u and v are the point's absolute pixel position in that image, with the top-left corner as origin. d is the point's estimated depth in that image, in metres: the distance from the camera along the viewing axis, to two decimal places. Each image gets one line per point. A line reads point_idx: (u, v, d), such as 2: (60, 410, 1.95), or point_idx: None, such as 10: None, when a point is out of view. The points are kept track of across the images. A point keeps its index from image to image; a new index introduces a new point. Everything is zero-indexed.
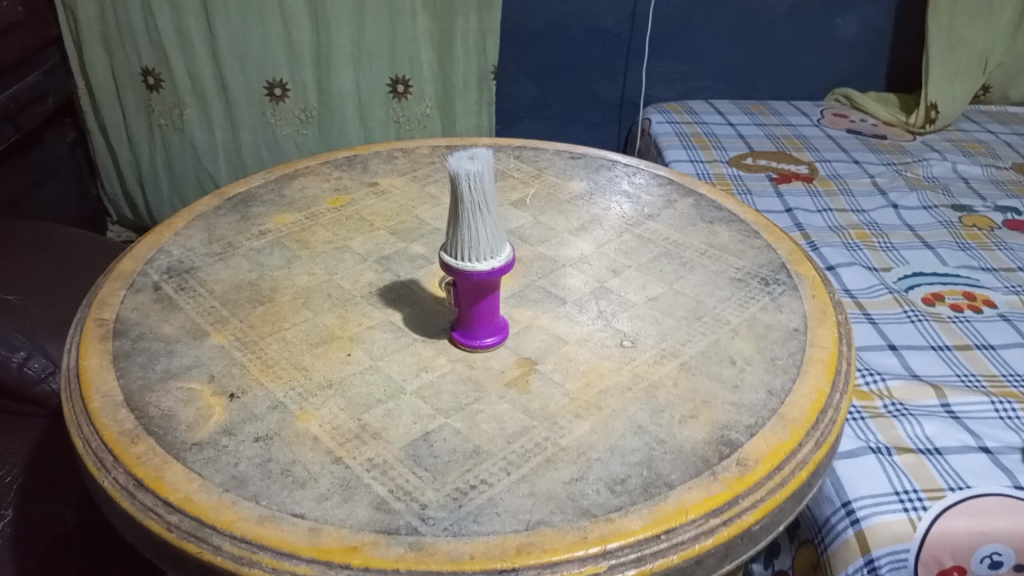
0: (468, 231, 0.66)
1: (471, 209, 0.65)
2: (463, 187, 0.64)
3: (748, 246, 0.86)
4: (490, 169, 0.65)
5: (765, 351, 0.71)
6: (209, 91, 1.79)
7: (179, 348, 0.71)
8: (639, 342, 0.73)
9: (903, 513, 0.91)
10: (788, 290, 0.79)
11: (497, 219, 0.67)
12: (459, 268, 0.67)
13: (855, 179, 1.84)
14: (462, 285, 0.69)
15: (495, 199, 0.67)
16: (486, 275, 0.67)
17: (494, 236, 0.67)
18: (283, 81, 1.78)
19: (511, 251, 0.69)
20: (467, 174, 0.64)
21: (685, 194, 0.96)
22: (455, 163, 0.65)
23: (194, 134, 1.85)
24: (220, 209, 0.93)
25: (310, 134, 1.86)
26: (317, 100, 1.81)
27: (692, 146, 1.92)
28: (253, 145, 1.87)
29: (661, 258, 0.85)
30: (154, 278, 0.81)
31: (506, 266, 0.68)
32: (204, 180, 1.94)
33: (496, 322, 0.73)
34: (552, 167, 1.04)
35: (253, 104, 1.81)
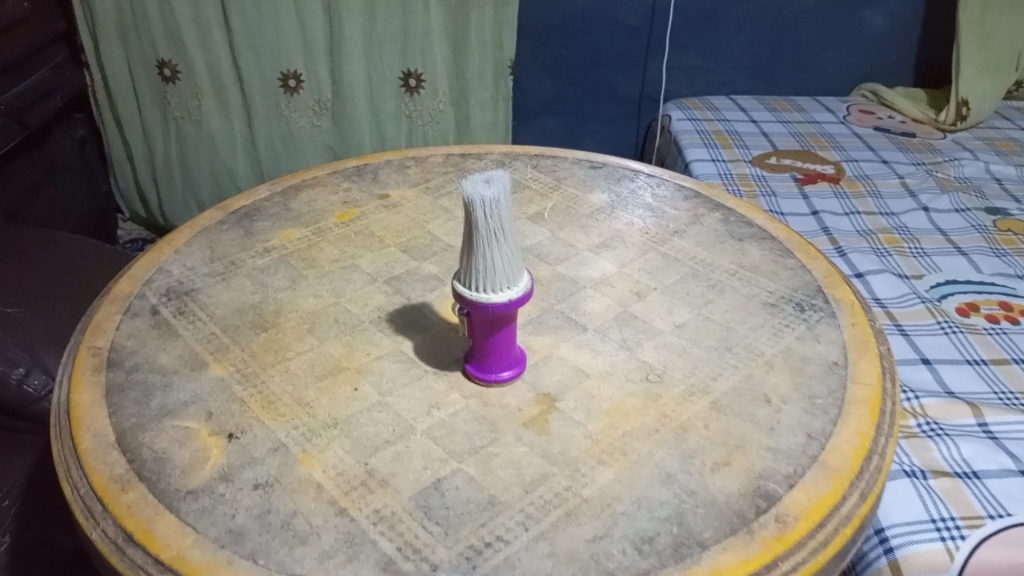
0: (484, 261, 0.61)
1: (486, 237, 0.60)
2: (478, 214, 0.59)
3: (781, 267, 0.81)
4: (507, 195, 0.61)
5: (803, 388, 0.66)
6: (226, 82, 1.76)
7: (176, 381, 0.67)
8: (666, 376, 0.68)
9: (940, 542, 0.85)
10: (825, 317, 0.74)
11: (515, 247, 0.62)
12: (472, 299, 0.62)
13: (883, 180, 1.78)
14: (476, 317, 0.64)
15: (513, 226, 0.62)
16: (502, 307, 0.62)
17: (512, 264, 0.62)
18: (298, 72, 1.74)
19: (529, 279, 0.64)
20: (483, 200, 0.59)
21: (713, 208, 0.91)
22: (469, 188, 0.60)
23: (210, 126, 1.82)
24: (223, 223, 0.88)
25: (324, 127, 1.82)
26: (332, 92, 1.77)
27: (714, 144, 1.86)
28: (268, 137, 1.83)
29: (687, 280, 0.80)
30: (152, 300, 0.76)
31: (523, 297, 0.63)
32: (219, 174, 1.90)
33: (514, 354, 0.68)
34: (571, 177, 0.99)
35: (267, 95, 1.77)
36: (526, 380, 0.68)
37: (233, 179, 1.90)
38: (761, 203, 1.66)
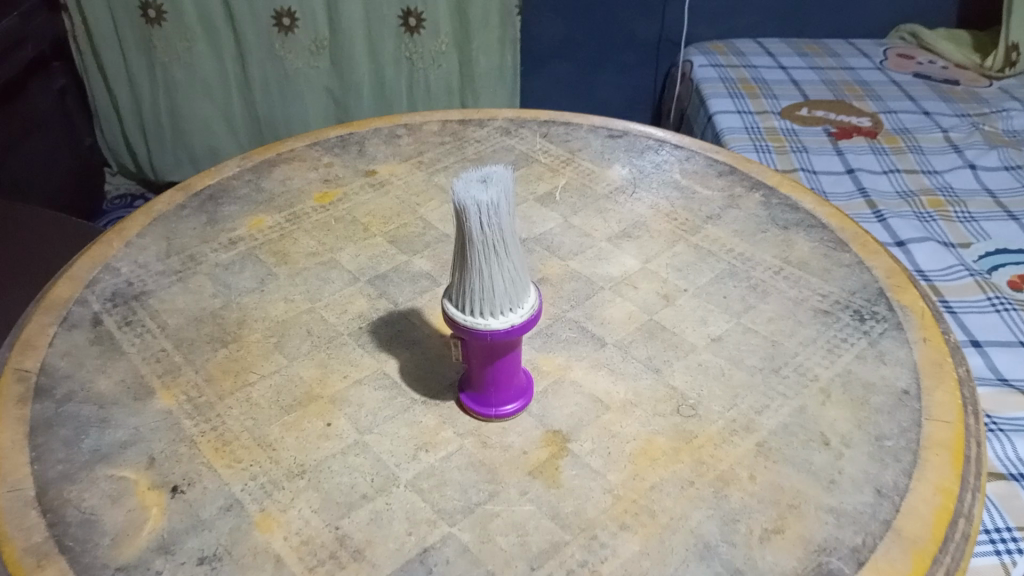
0: (480, 280, 0.49)
1: (483, 250, 0.48)
2: (473, 222, 0.48)
3: (834, 263, 0.69)
4: (508, 200, 0.49)
5: (867, 427, 0.55)
6: (217, 20, 1.65)
7: (113, 415, 0.56)
8: (702, 409, 0.56)
9: (994, 557, 0.72)
10: (890, 329, 0.62)
11: (519, 262, 0.50)
12: (463, 325, 0.51)
13: (925, 134, 1.62)
14: (472, 345, 0.53)
15: (516, 235, 0.50)
16: (503, 335, 0.51)
17: (516, 283, 0.50)
18: (292, 10, 1.61)
19: (537, 299, 0.53)
20: (479, 205, 0.48)
21: (752, 187, 0.78)
22: (461, 190, 0.49)
23: (201, 68, 1.71)
24: (184, 208, 0.77)
25: (322, 68, 1.70)
26: (329, 30, 1.64)
27: (740, 94, 1.71)
28: (263, 80, 1.72)
29: (724, 279, 0.68)
30: (94, 308, 0.65)
31: (530, 322, 0.52)
32: (212, 122, 1.80)
33: (520, 383, 0.57)
34: (587, 147, 0.86)
35: (260, 34, 1.64)
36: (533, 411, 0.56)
37: (229, 124, 1.81)
38: (792, 161, 1.52)
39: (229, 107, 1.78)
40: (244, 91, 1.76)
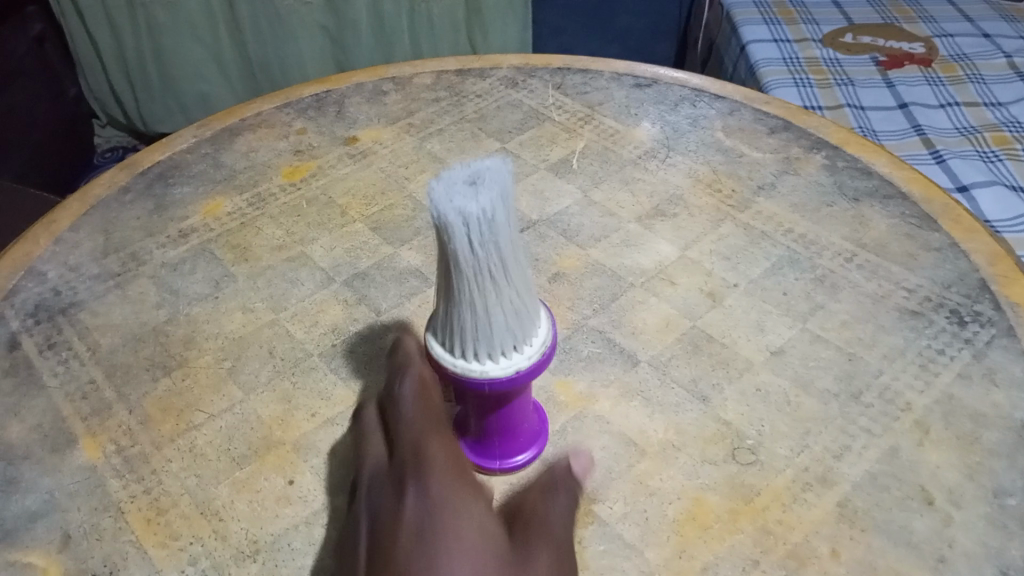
0: (472, 315, 0.37)
1: (474, 275, 0.36)
2: (458, 242, 0.35)
3: (920, 246, 0.55)
4: (505, 206, 0.36)
5: (981, 478, 0.42)
6: None
7: (24, 474, 0.45)
8: (764, 453, 0.44)
9: None
10: (999, 337, 0.49)
11: (524, 286, 0.38)
12: (449, 372, 0.38)
13: (986, 60, 1.43)
14: (469, 395, 0.40)
15: (518, 250, 0.37)
16: (506, 384, 0.38)
17: (520, 316, 0.38)
18: None
19: (551, 331, 0.40)
20: (465, 219, 0.34)
21: (812, 147, 0.65)
22: (437, 196, 0.35)
23: (185, 6, 1.57)
24: (128, 191, 0.64)
25: (315, 2, 1.54)
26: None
27: (776, 20, 1.53)
28: (252, 19, 1.57)
29: (783, 270, 0.55)
30: (12, 326, 0.54)
31: (543, 361, 0.39)
32: (202, 66, 1.66)
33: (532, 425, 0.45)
34: (608, 100, 0.72)
35: None
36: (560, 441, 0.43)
37: (220, 67, 1.67)
38: (837, 96, 1.35)
39: (218, 49, 1.64)
40: (232, 31, 1.62)
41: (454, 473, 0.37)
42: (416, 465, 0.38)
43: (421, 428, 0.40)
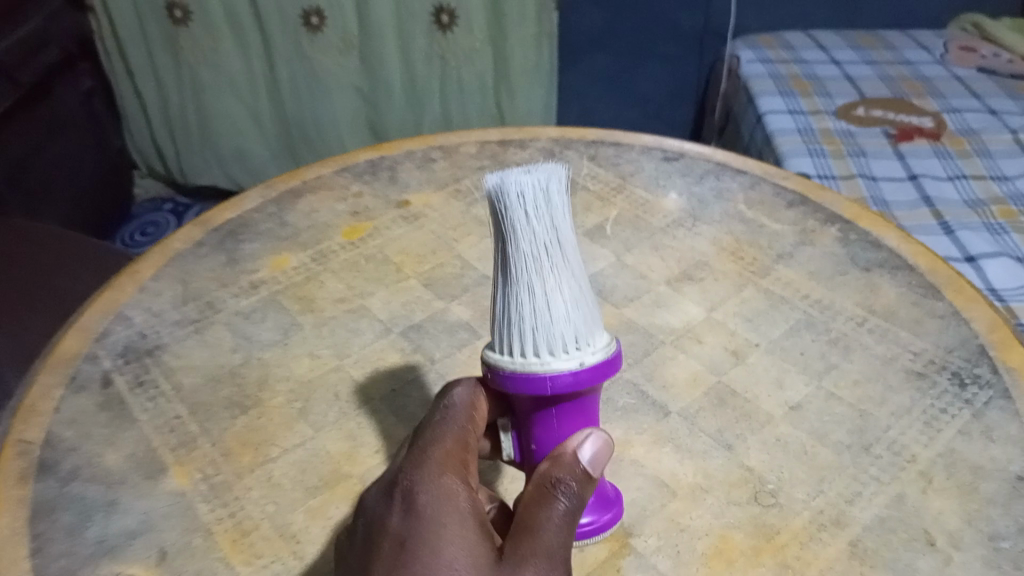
0: (531, 297, 0.40)
1: (532, 256, 0.40)
2: (513, 214, 0.39)
3: (926, 313, 0.61)
4: (555, 190, 0.40)
5: (978, 523, 0.47)
6: (243, 17, 1.61)
7: (122, 498, 0.51)
8: (783, 497, 0.49)
9: None
10: (996, 398, 0.54)
11: (577, 278, 0.41)
12: (511, 370, 0.39)
13: (992, 135, 1.50)
14: (532, 405, 0.41)
15: (570, 243, 0.41)
16: (567, 380, 0.39)
17: (577, 305, 0.40)
18: (320, 8, 1.56)
19: (611, 346, 0.41)
20: (524, 195, 0.39)
21: (827, 220, 0.71)
22: (496, 181, 0.40)
23: (229, 68, 1.68)
24: (202, 245, 0.71)
25: (350, 66, 1.64)
26: (358, 27, 1.59)
27: (790, 92, 1.61)
28: (291, 79, 1.68)
29: (800, 332, 0.60)
30: (104, 366, 0.60)
31: (609, 367, 0.40)
32: (241, 123, 1.76)
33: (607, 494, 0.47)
34: (638, 172, 0.79)
35: (288, 34, 1.61)
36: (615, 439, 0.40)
37: (258, 123, 1.77)
38: (850, 166, 1.42)
39: (257, 107, 1.75)
40: (272, 91, 1.73)
41: (439, 525, 0.36)
42: (412, 478, 0.39)
43: (432, 440, 0.41)
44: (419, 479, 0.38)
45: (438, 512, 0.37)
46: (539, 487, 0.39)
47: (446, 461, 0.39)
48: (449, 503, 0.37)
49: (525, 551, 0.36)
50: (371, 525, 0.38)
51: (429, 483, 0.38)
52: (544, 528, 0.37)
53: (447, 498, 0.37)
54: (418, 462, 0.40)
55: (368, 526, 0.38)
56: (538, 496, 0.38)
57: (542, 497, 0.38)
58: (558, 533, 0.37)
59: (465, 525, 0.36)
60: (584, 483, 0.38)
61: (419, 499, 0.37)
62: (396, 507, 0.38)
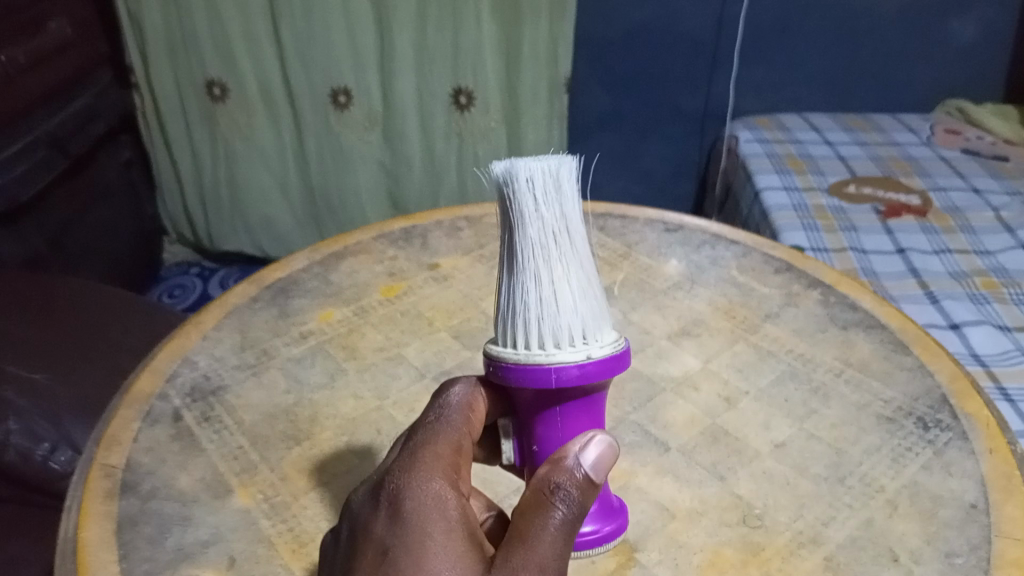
0: (543, 277, 0.48)
1: (542, 242, 0.48)
2: (525, 204, 0.47)
3: (896, 366, 0.69)
4: (558, 181, 0.48)
5: (936, 543, 0.54)
6: (277, 95, 1.74)
7: (194, 513, 0.58)
8: (768, 520, 0.57)
9: None
10: (955, 439, 0.62)
11: (578, 259, 0.49)
12: (524, 363, 0.46)
13: (976, 213, 1.60)
14: (536, 401, 0.47)
15: (571, 227, 0.49)
16: (571, 371, 0.45)
17: (582, 287, 0.49)
18: (348, 88, 1.69)
19: (614, 345, 0.48)
20: (533, 186, 0.47)
21: (810, 285, 0.80)
22: (508, 174, 0.47)
23: (262, 141, 1.81)
24: (257, 300, 0.80)
25: (374, 142, 1.77)
26: (383, 106, 1.72)
27: (786, 170, 1.72)
28: (318, 153, 1.80)
29: (785, 382, 0.69)
30: (174, 402, 0.68)
31: (612, 364, 0.47)
32: (270, 192, 1.88)
33: (613, 502, 0.53)
34: (643, 241, 0.89)
35: (317, 111, 1.73)
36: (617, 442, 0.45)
37: (285, 193, 1.89)
38: (842, 240, 1.52)
39: (285, 177, 1.86)
40: (299, 163, 1.85)
41: (423, 528, 0.41)
42: (398, 484, 0.43)
43: (419, 449, 0.46)
44: (406, 483, 0.43)
45: (420, 515, 0.42)
46: (537, 494, 0.42)
47: (432, 465, 0.44)
48: (432, 503, 0.42)
49: (517, 560, 0.40)
50: (359, 525, 0.43)
51: (415, 486, 0.43)
52: (544, 533, 0.41)
53: (431, 502, 0.42)
54: (406, 467, 0.44)
55: (355, 527, 0.43)
56: (537, 501, 0.42)
57: (541, 504, 0.42)
58: (557, 538, 0.41)
59: (449, 525, 0.41)
60: (578, 492, 0.42)
61: (404, 503, 0.42)
62: (383, 511, 0.43)
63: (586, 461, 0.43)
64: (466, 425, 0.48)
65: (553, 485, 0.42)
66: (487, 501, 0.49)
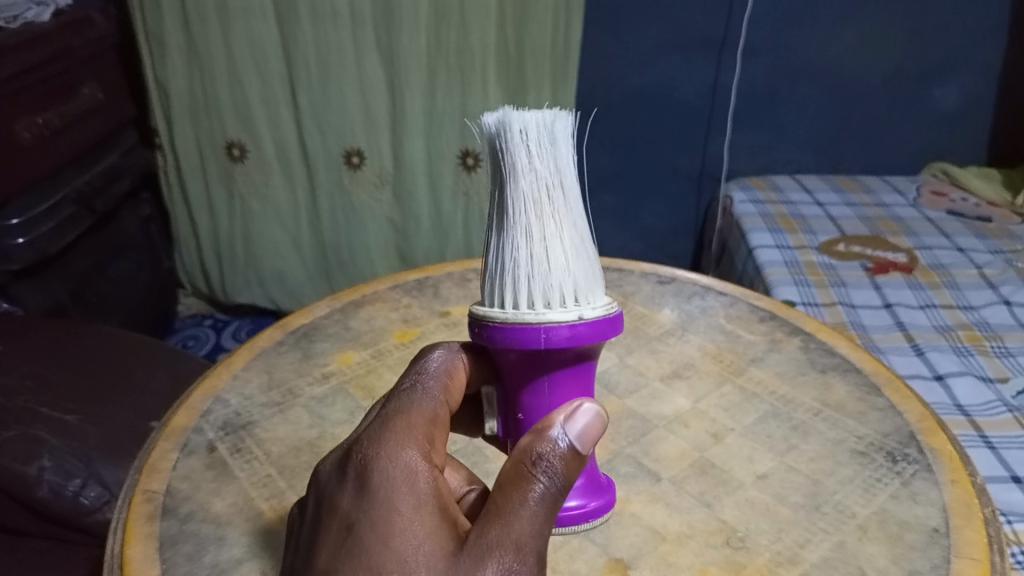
0: (533, 220, 0.56)
1: (532, 189, 0.56)
2: (518, 154, 0.56)
3: (870, 407, 0.76)
4: (547, 132, 0.57)
5: (902, 563, 0.59)
6: (293, 156, 1.84)
7: (229, 534, 0.64)
8: (750, 542, 0.62)
9: None
10: (921, 471, 0.68)
11: (567, 206, 0.58)
12: (522, 322, 0.52)
13: (960, 269, 1.67)
14: (524, 359, 0.54)
15: (563, 173, 0.58)
16: (559, 334, 0.52)
17: (570, 231, 0.57)
18: (360, 149, 1.79)
19: (603, 315, 0.54)
20: (526, 138, 0.56)
21: (791, 333, 0.87)
22: (502, 127, 0.56)
23: (277, 199, 1.90)
24: (282, 344, 0.87)
25: (385, 200, 1.86)
26: (393, 166, 1.81)
27: (778, 229, 1.80)
28: (330, 209, 1.89)
29: (768, 420, 0.75)
30: (208, 436, 0.74)
31: (598, 328, 0.53)
32: (284, 246, 1.96)
33: (601, 480, 0.63)
34: (638, 292, 0.96)
35: (331, 170, 1.83)
36: (599, 415, 0.49)
37: (298, 248, 1.97)
38: (832, 295, 1.59)
39: (298, 232, 1.95)
40: (312, 219, 1.93)
41: (389, 499, 0.45)
42: (365, 458, 0.48)
43: (389, 423, 0.50)
44: (373, 456, 0.47)
45: (387, 486, 0.46)
46: (519, 471, 0.46)
47: (400, 438, 0.48)
48: (400, 474, 0.46)
49: (493, 536, 0.44)
50: (328, 501, 0.47)
51: (382, 460, 0.47)
52: (525, 503, 0.45)
53: (397, 472, 0.46)
54: (374, 442, 0.48)
55: (324, 500, 0.48)
56: (519, 471, 0.46)
57: (523, 474, 0.46)
58: (538, 506, 0.45)
59: (414, 494, 0.45)
60: (558, 470, 0.46)
61: (372, 476, 0.46)
62: (350, 485, 0.47)
63: (569, 432, 0.47)
64: (440, 401, 0.53)
65: (535, 456, 0.46)
66: (467, 476, 0.55)
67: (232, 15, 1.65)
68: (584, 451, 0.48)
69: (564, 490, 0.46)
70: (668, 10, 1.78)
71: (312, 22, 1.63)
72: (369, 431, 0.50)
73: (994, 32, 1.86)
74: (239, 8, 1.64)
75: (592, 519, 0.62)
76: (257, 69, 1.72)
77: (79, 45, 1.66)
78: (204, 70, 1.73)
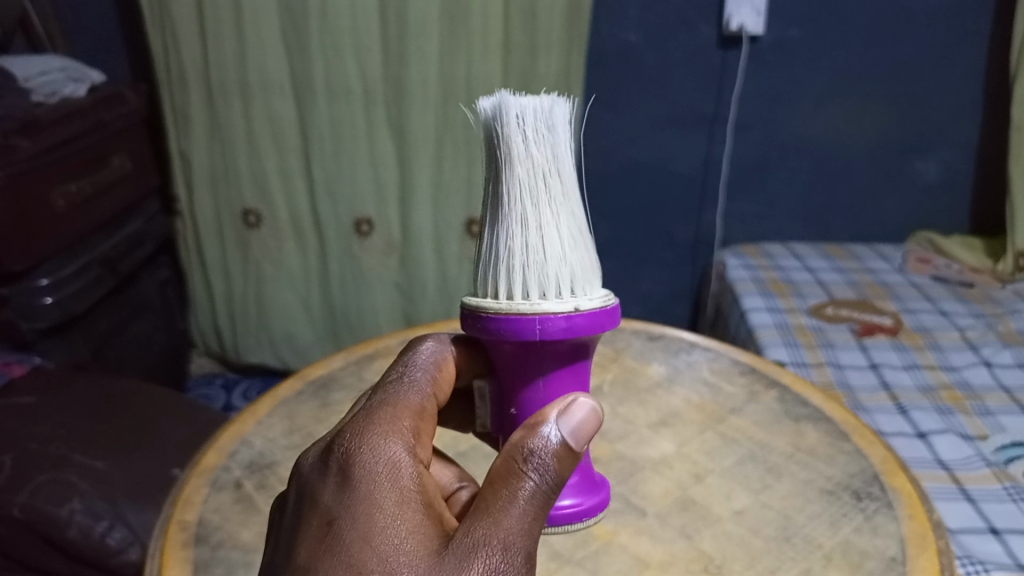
0: (529, 206, 0.65)
1: (530, 173, 0.65)
2: (516, 141, 0.64)
3: (838, 451, 0.83)
4: (539, 115, 0.65)
5: None
6: (305, 222, 1.94)
7: (256, 559, 0.71)
8: (725, 568, 0.69)
9: None
10: (883, 507, 0.75)
11: (562, 193, 0.67)
12: (520, 313, 0.60)
13: (943, 332, 1.75)
14: (520, 348, 0.62)
15: (555, 157, 0.66)
16: (553, 322, 0.60)
17: (562, 214, 0.67)
18: (370, 218, 1.90)
19: (598, 307, 0.63)
20: (523, 124, 0.64)
21: (769, 386, 0.95)
22: (501, 114, 0.65)
23: (289, 262, 1.99)
24: (302, 393, 0.96)
25: (393, 265, 1.96)
26: (400, 234, 1.92)
27: (769, 293, 1.88)
28: (340, 275, 1.98)
29: (745, 462, 0.82)
30: (235, 473, 0.82)
31: (592, 320, 0.62)
32: (295, 308, 2.05)
33: (594, 479, 0.71)
34: (630, 348, 1.05)
35: (341, 237, 1.93)
36: (597, 414, 0.58)
37: (308, 309, 2.06)
38: (821, 355, 1.66)
39: (308, 294, 2.04)
40: (322, 281, 2.02)
41: (372, 493, 0.52)
42: (345, 455, 0.54)
43: (371, 419, 0.57)
44: (355, 451, 0.54)
45: (369, 481, 0.53)
46: (513, 469, 0.54)
47: (384, 433, 0.56)
48: (382, 470, 0.53)
49: (482, 529, 0.51)
50: (311, 493, 0.54)
51: (364, 456, 0.54)
52: (516, 498, 0.52)
53: (379, 465, 0.53)
54: (356, 438, 0.56)
55: (307, 492, 0.54)
56: (512, 467, 0.54)
57: (515, 472, 0.53)
58: (528, 500, 0.53)
59: (395, 488, 0.52)
60: (543, 472, 0.54)
61: (354, 471, 0.53)
62: (332, 479, 0.54)
63: (560, 428, 0.56)
64: (426, 394, 0.61)
65: (527, 453, 0.54)
66: (456, 473, 0.66)
67: (254, 94, 1.78)
68: (576, 447, 0.56)
69: (554, 488, 0.54)
70: (662, 90, 1.92)
71: (327, 100, 1.76)
72: (351, 427, 0.57)
73: (970, 112, 1.97)
74: (260, 88, 1.77)
75: (585, 519, 0.68)
76: (274, 140, 1.84)
77: (111, 119, 1.78)
78: (224, 141, 1.85)
